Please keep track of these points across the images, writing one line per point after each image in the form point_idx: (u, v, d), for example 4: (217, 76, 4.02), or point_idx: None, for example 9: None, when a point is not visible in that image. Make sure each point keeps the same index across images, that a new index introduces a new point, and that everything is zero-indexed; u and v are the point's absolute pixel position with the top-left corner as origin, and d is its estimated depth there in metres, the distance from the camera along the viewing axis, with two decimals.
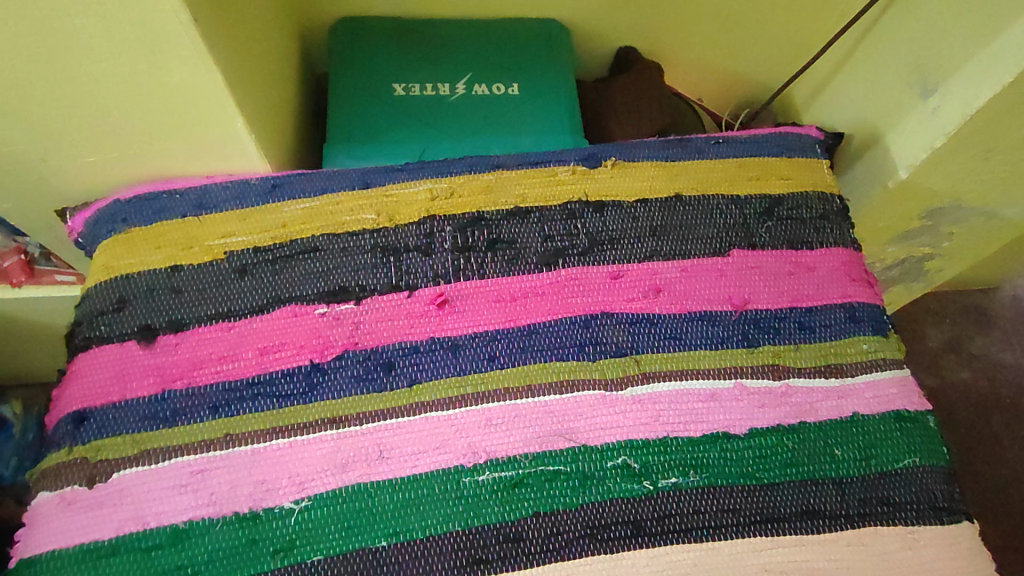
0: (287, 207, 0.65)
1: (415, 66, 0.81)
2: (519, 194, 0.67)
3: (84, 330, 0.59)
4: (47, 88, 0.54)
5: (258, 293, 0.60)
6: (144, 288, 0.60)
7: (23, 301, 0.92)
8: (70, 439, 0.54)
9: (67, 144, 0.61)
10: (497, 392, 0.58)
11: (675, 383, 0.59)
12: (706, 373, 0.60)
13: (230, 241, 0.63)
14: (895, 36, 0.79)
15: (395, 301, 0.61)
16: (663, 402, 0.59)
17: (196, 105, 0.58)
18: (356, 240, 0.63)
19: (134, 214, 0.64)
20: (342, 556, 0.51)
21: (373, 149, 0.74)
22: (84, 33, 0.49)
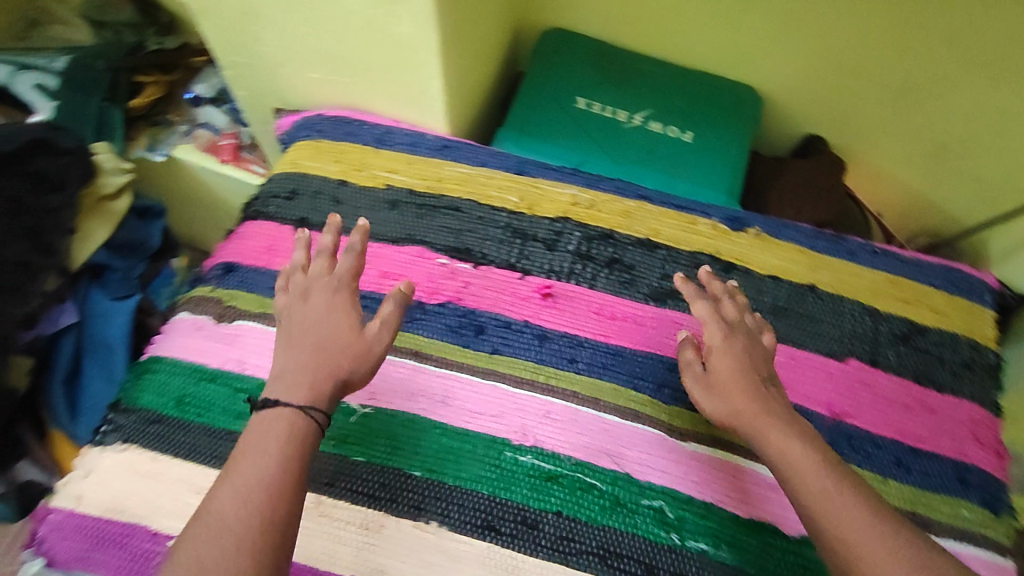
0: (448, 167, 0.72)
1: (604, 87, 0.84)
2: (655, 227, 0.69)
3: (259, 204, 0.71)
4: (307, 10, 0.66)
5: (399, 228, 0.68)
6: (314, 189, 0.70)
7: (222, 176, 1.10)
8: (217, 280, 0.65)
9: (303, 57, 0.74)
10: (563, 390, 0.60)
11: (738, 459, 0.57)
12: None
13: (392, 177, 0.71)
14: None
15: (506, 278, 0.65)
16: (679, 457, 0.57)
17: (409, 57, 0.68)
18: (494, 215, 0.69)
19: (329, 129, 0.75)
20: (378, 467, 0.56)
21: (540, 146, 0.79)
22: None
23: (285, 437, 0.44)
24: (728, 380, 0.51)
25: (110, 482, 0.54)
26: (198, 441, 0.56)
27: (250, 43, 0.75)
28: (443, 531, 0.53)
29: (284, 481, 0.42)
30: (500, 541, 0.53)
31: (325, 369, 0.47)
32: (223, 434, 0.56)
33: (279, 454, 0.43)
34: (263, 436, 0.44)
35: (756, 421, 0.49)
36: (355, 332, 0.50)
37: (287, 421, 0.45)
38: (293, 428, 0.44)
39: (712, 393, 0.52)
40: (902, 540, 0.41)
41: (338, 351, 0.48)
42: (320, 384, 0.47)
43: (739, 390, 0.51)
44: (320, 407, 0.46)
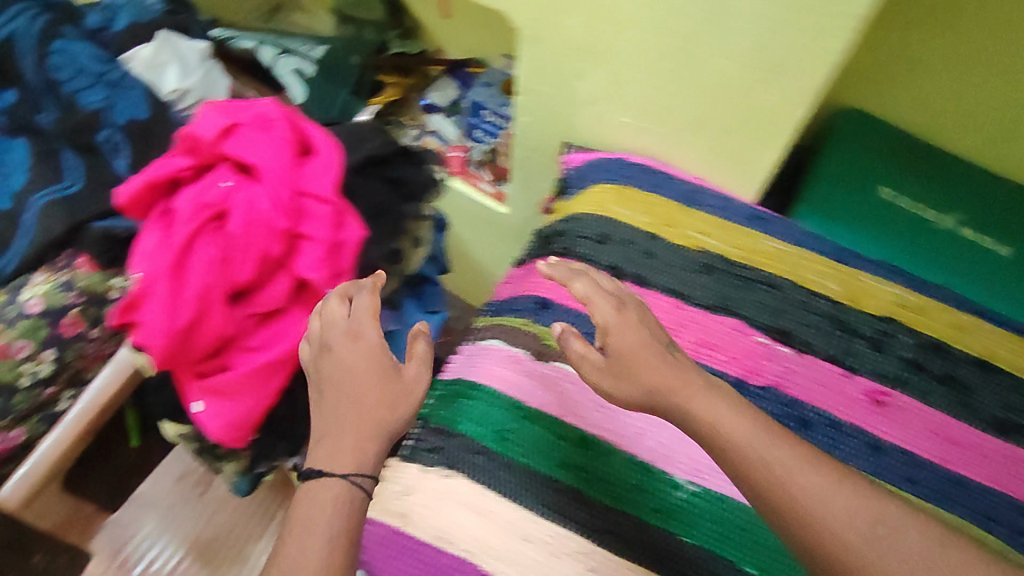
0: (763, 240, 0.69)
1: (908, 179, 0.78)
2: (991, 348, 0.63)
3: (565, 241, 0.70)
4: (661, 61, 0.65)
5: (715, 295, 0.66)
6: (626, 238, 0.69)
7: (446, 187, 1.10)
8: (533, 315, 0.66)
9: (623, 101, 0.72)
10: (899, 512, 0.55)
11: None
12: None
13: (706, 240, 0.69)
14: None
15: (831, 372, 0.62)
16: None
17: (756, 125, 0.66)
18: (813, 301, 0.66)
19: (637, 177, 0.74)
20: (708, 554, 0.54)
21: (844, 230, 0.74)
22: (746, 36, 0.58)
23: (337, 509, 0.45)
24: (622, 349, 0.48)
25: (439, 513, 0.55)
26: (525, 479, 0.57)
27: (568, 77, 0.74)
28: None
29: (333, 535, 0.44)
30: None
31: (368, 430, 0.49)
32: (551, 480, 0.57)
33: (339, 530, 0.44)
34: (313, 509, 0.45)
35: (639, 359, 0.47)
36: (386, 383, 0.51)
37: (332, 493, 0.45)
38: (339, 498, 0.45)
39: (610, 372, 0.48)
40: (897, 528, 0.39)
41: (371, 407, 0.49)
42: (372, 444, 0.48)
43: (638, 356, 0.47)
44: (367, 473, 0.47)
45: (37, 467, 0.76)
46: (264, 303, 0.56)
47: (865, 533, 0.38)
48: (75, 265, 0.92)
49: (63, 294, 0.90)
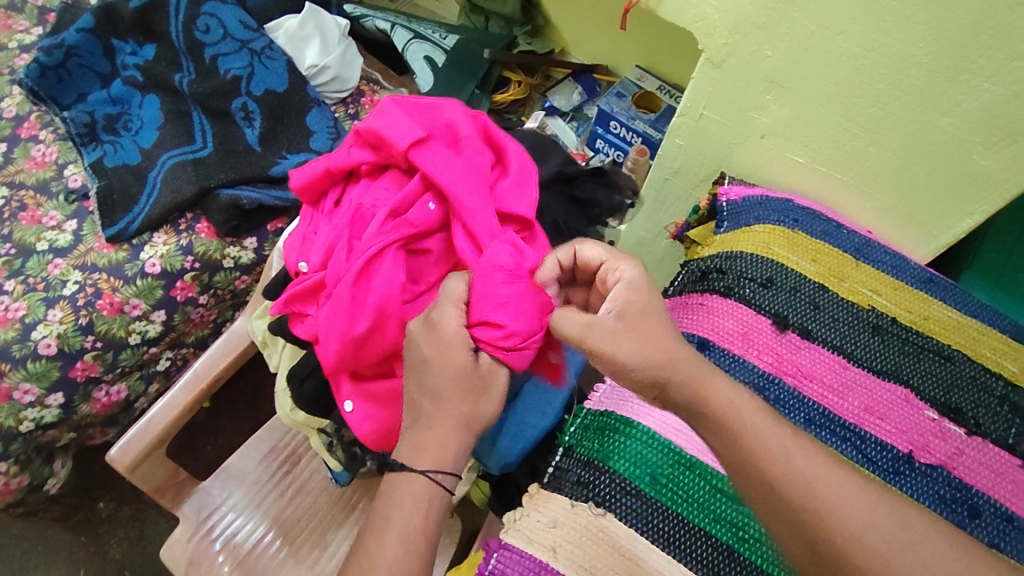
0: (937, 306, 0.66)
1: None
2: None
3: (727, 279, 0.67)
4: (867, 108, 0.64)
5: (883, 359, 0.63)
6: (792, 284, 0.66)
7: None
8: None
9: (805, 139, 0.71)
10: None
11: None
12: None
13: (876, 299, 0.66)
14: None
15: (1003, 459, 0.58)
16: None
17: (957, 187, 0.64)
18: (987, 379, 0.62)
19: (805, 222, 0.71)
20: None
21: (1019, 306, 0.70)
22: (979, 95, 0.57)
23: (413, 501, 0.48)
24: (633, 317, 0.50)
25: (597, 534, 0.54)
26: (676, 530, 0.54)
27: (746, 107, 0.72)
28: None
29: (417, 540, 0.47)
30: None
31: (449, 426, 0.50)
32: (702, 531, 0.54)
33: (417, 530, 0.48)
34: (392, 505, 0.48)
35: (702, 376, 0.49)
36: (467, 386, 0.51)
37: (411, 492, 0.48)
38: (421, 498, 0.48)
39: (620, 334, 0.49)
40: (913, 525, 0.43)
41: (447, 406, 0.50)
42: (455, 445, 0.50)
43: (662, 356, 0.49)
44: (444, 469, 0.49)
45: (151, 430, 0.76)
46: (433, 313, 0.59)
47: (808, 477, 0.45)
48: (197, 229, 0.92)
49: (181, 257, 0.90)
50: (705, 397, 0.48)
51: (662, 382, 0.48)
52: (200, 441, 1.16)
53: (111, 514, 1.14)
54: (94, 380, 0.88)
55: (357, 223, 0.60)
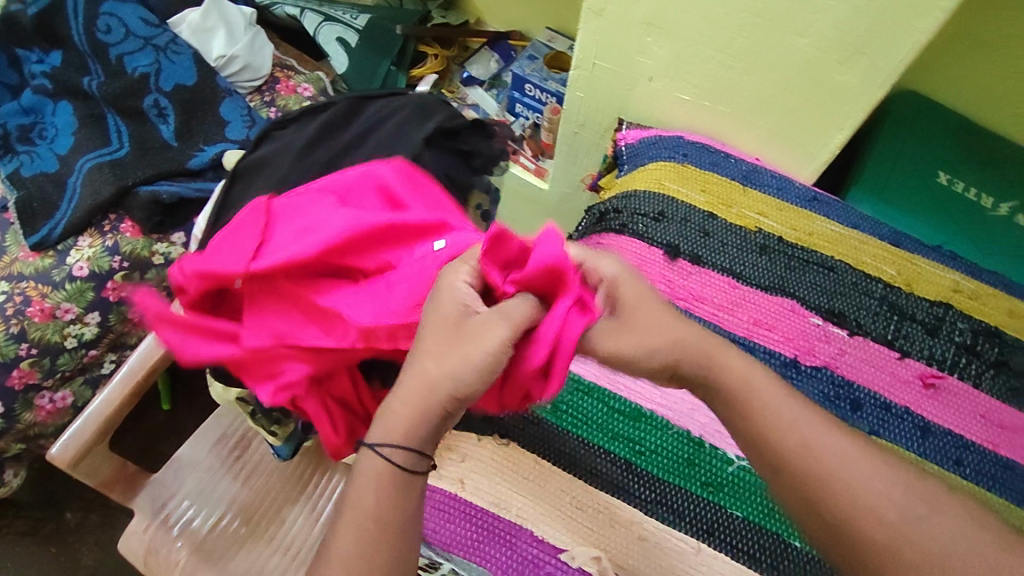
0: (821, 222, 0.69)
1: (969, 168, 0.77)
2: None
3: (622, 218, 0.70)
4: (732, 38, 0.66)
5: (770, 274, 0.66)
6: (682, 215, 0.69)
7: None
8: None
9: (688, 76, 0.73)
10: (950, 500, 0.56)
11: None
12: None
13: (763, 221, 0.69)
14: None
15: (883, 355, 0.62)
16: None
17: (825, 106, 0.67)
18: (868, 283, 0.66)
19: (695, 154, 0.74)
20: (758, 529, 0.54)
21: (898, 214, 0.75)
22: (825, 14, 0.60)
23: (376, 484, 0.41)
24: (638, 300, 0.46)
25: (503, 488, 0.55)
26: (577, 452, 0.57)
27: (630, 51, 0.75)
28: None
29: (391, 523, 0.40)
30: None
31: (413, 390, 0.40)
32: (603, 450, 0.57)
33: (388, 508, 0.40)
34: (362, 481, 0.41)
35: (716, 352, 0.47)
36: (460, 344, 0.40)
37: (374, 466, 0.41)
38: (379, 476, 0.40)
39: (609, 290, 0.46)
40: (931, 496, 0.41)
41: (420, 361, 0.40)
42: (422, 420, 0.40)
43: (675, 336, 0.46)
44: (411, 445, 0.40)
45: (89, 424, 0.77)
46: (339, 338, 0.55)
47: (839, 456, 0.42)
48: (121, 229, 0.92)
49: (108, 257, 0.91)
50: (723, 377, 0.46)
51: (678, 363, 0.46)
52: (162, 442, 1.17)
53: (81, 523, 1.16)
54: (34, 387, 0.89)
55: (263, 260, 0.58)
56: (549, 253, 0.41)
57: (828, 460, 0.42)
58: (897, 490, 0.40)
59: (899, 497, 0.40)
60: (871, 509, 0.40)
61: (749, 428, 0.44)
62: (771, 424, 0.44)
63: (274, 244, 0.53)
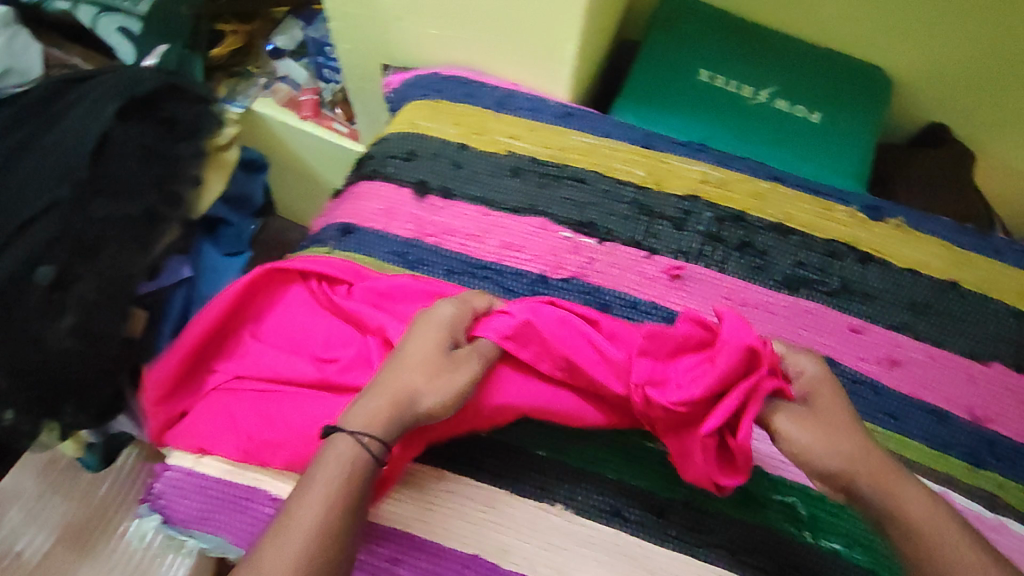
0: (573, 136, 0.69)
1: (731, 60, 0.78)
2: (788, 212, 0.66)
3: (373, 164, 0.68)
4: None
5: (521, 196, 0.65)
6: (433, 152, 0.67)
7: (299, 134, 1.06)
8: (335, 242, 0.64)
9: (426, 10, 0.70)
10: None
11: None
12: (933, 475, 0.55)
13: (514, 144, 0.68)
14: None
15: (632, 255, 0.63)
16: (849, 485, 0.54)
17: (552, 20, 0.64)
18: (619, 189, 0.66)
19: (447, 89, 0.72)
20: (501, 444, 0.55)
21: (661, 118, 0.74)
22: None
23: (341, 469, 0.46)
24: (828, 408, 0.50)
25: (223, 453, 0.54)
26: None
27: None
28: (567, 514, 0.52)
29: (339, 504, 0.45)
30: (627, 527, 0.52)
31: (390, 402, 0.49)
32: None
33: (336, 485, 0.46)
34: (317, 469, 0.47)
35: (892, 483, 0.47)
36: (444, 372, 0.50)
37: (339, 450, 0.47)
38: (349, 462, 0.47)
39: (814, 424, 0.49)
40: None
41: (400, 377, 0.50)
42: (395, 414, 0.49)
43: (852, 454, 0.48)
44: (378, 438, 0.48)
45: None
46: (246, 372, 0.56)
47: (945, 528, 0.45)
48: None
49: None
50: (873, 474, 0.47)
51: (853, 476, 0.47)
52: None
53: None
54: None
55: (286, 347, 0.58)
56: (711, 427, 0.48)
57: (909, 505, 0.46)
58: (969, 561, 0.44)
59: (949, 532, 0.45)
60: (924, 537, 0.45)
61: (860, 498, 0.47)
62: (827, 445, 0.48)
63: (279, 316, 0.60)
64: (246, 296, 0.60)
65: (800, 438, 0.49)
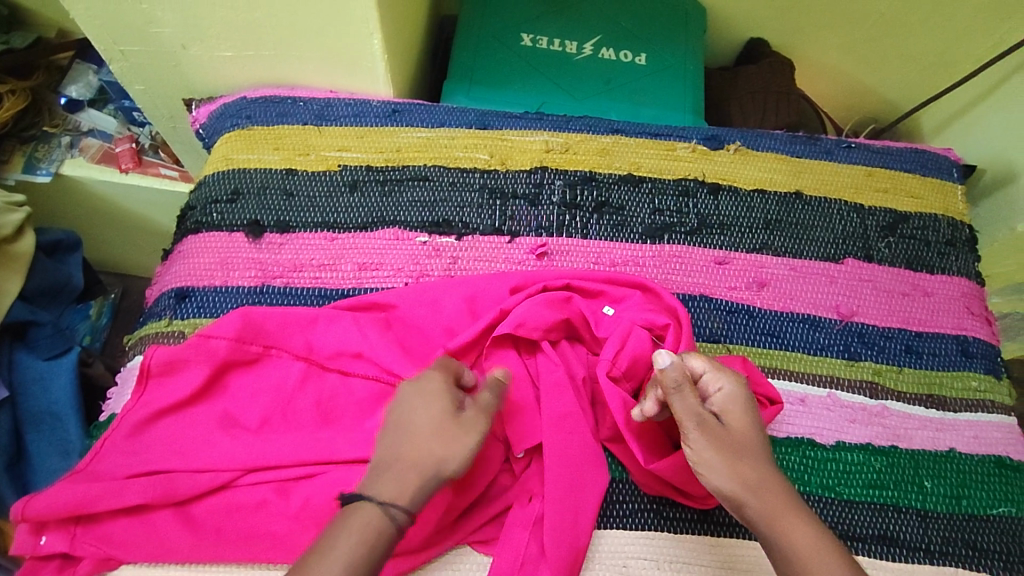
0: (404, 133, 0.65)
1: (546, 20, 0.78)
2: (635, 161, 0.66)
3: (196, 214, 0.61)
4: None
5: (365, 211, 0.61)
6: (258, 185, 0.62)
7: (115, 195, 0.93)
8: (171, 311, 0.58)
9: (208, 35, 0.61)
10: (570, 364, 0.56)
11: (779, 382, 0.58)
12: (818, 379, 0.58)
13: (345, 156, 0.64)
14: None
15: (495, 243, 0.61)
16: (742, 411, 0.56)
17: (346, 22, 0.58)
18: (466, 177, 0.63)
19: (258, 113, 0.65)
20: None
21: (493, 95, 0.73)
22: None
23: (364, 532, 0.40)
24: (738, 434, 0.45)
25: None
26: None
27: (135, 28, 0.61)
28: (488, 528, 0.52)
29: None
30: None
31: (411, 467, 0.43)
32: None
33: (356, 561, 0.39)
34: (338, 532, 0.40)
35: (782, 513, 0.42)
36: (453, 437, 0.44)
37: (365, 519, 0.41)
38: (372, 528, 0.41)
39: (721, 450, 0.44)
40: None
41: (416, 445, 0.43)
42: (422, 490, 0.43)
43: (753, 482, 0.43)
44: (403, 504, 0.42)
45: None
46: (229, 457, 0.49)
47: (814, 543, 0.41)
48: None
49: None
50: (769, 492, 0.43)
51: (743, 502, 0.43)
52: None
53: None
54: None
55: (273, 416, 0.52)
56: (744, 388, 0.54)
57: (793, 538, 0.41)
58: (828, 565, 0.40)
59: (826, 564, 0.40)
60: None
61: (748, 523, 0.43)
62: (743, 456, 0.44)
63: (234, 393, 0.52)
64: (216, 373, 0.52)
65: (703, 455, 0.44)
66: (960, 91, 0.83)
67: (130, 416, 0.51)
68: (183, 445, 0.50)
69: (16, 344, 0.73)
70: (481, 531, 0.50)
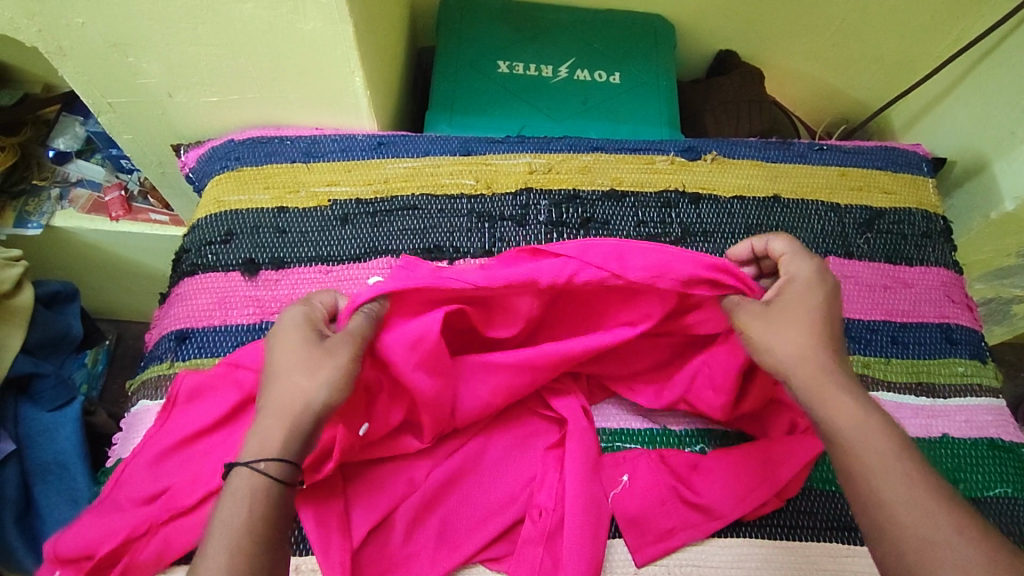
0: (391, 165, 0.67)
1: (521, 46, 0.80)
2: (616, 176, 0.68)
3: (191, 257, 0.62)
4: (187, 30, 0.56)
5: (358, 242, 0.63)
6: (251, 225, 0.63)
7: (108, 244, 0.94)
8: (173, 353, 0.58)
9: (195, 82, 0.63)
10: (567, 380, 0.57)
11: None
12: None
13: (335, 190, 0.65)
14: (1003, 70, 0.75)
15: None
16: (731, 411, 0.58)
17: (328, 62, 0.60)
18: (453, 203, 0.65)
19: (247, 154, 0.67)
20: None
21: (474, 121, 0.75)
22: None
23: (251, 496, 0.41)
24: (790, 309, 0.46)
25: None
26: None
27: (123, 80, 0.63)
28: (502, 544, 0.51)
29: (268, 526, 0.41)
30: None
31: (286, 418, 0.44)
32: None
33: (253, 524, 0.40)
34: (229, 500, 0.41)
35: (828, 394, 0.43)
36: (317, 364, 0.45)
37: (247, 483, 0.42)
38: (255, 488, 0.42)
39: (776, 326, 0.46)
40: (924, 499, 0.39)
41: (285, 384, 0.44)
42: (294, 431, 0.43)
43: (804, 357, 0.44)
44: (275, 456, 0.42)
45: None
46: None
47: (870, 442, 0.41)
48: None
49: None
50: (823, 388, 0.43)
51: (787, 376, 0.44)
52: None
53: None
54: None
55: None
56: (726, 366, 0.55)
57: (841, 416, 0.42)
58: (875, 449, 0.41)
59: (882, 459, 0.41)
60: (854, 453, 0.41)
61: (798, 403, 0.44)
62: (799, 343, 0.45)
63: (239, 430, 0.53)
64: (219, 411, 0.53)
65: (758, 333, 0.46)
66: (923, 88, 0.86)
67: (137, 460, 0.52)
68: (199, 472, 0.50)
69: (20, 397, 0.73)
70: (492, 549, 0.51)
